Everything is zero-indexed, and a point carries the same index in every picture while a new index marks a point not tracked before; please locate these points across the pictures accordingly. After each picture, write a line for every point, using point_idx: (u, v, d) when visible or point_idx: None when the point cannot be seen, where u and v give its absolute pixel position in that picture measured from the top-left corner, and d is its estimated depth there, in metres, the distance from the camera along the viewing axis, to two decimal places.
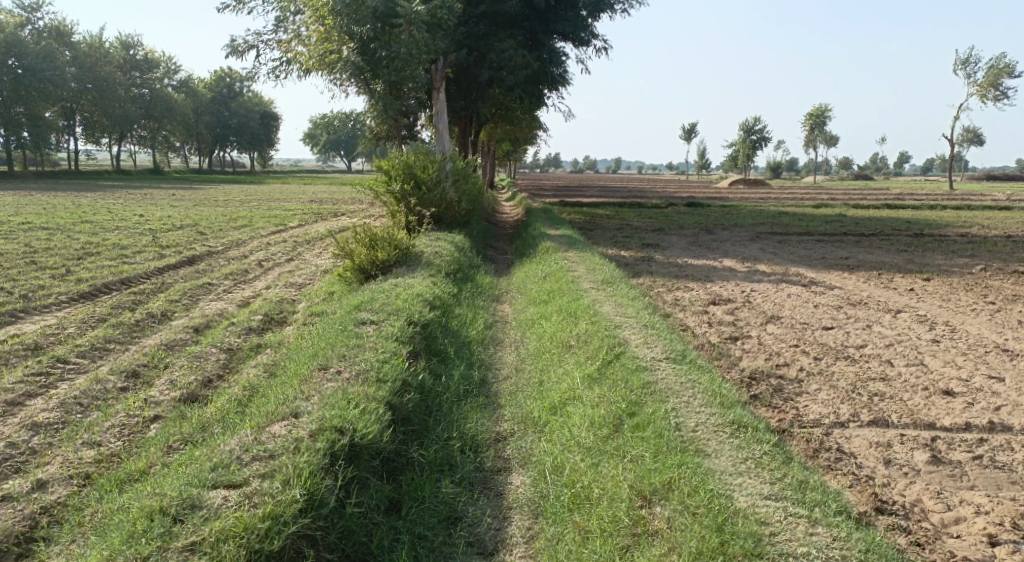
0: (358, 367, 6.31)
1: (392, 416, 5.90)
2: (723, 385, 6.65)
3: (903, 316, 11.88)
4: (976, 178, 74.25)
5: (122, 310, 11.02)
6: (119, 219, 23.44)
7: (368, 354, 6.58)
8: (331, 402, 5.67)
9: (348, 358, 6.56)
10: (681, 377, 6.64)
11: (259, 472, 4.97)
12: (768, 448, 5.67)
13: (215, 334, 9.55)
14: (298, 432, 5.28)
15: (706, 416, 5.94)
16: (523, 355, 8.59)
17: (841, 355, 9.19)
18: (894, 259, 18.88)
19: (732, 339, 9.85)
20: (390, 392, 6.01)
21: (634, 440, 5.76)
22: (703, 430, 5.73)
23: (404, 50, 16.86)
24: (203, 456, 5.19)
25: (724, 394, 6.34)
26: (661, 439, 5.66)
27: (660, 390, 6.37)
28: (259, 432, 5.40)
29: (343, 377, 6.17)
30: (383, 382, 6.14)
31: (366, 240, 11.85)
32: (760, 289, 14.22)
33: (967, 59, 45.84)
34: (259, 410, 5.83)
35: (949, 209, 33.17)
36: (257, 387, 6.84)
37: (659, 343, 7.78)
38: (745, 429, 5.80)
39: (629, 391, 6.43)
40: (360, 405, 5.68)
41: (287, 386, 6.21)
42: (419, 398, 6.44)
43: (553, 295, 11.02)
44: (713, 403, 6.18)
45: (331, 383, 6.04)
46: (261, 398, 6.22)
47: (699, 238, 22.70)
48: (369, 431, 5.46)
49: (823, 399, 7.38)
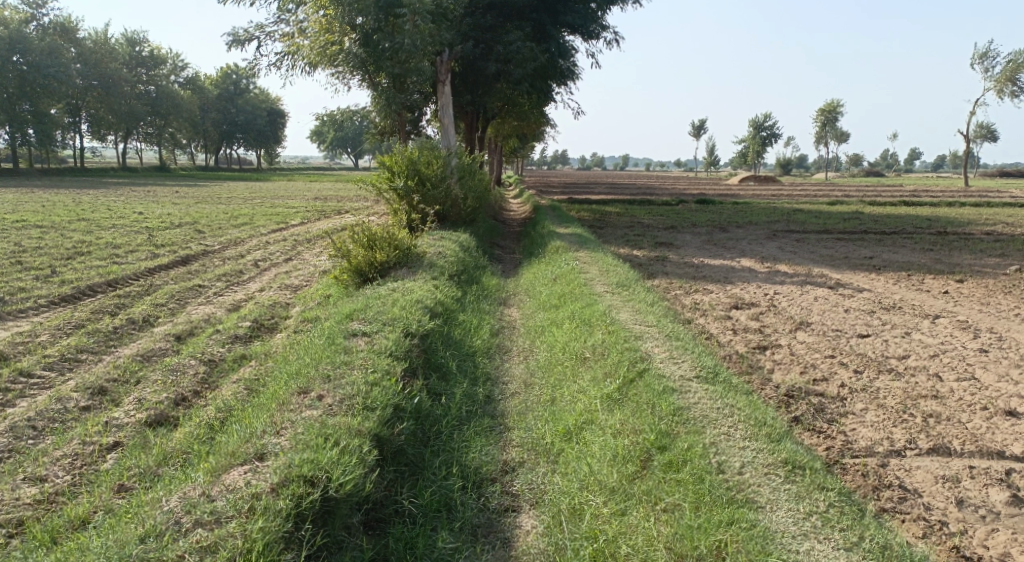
0: (343, 391, 5.50)
1: (378, 453, 5.12)
2: (765, 409, 5.82)
3: (941, 322, 11.02)
4: (992, 174, 72.83)
5: (103, 316, 10.25)
6: (117, 217, 22.73)
7: (356, 374, 5.76)
8: (305, 440, 4.89)
9: (334, 380, 5.74)
10: (716, 401, 5.80)
11: (197, 546, 4.20)
12: (830, 495, 4.86)
13: (198, 344, 8.74)
14: (257, 487, 4.51)
15: (753, 452, 5.13)
16: (532, 368, 7.77)
17: (884, 368, 8.35)
18: (921, 259, 18.00)
19: (760, 349, 9.02)
20: (379, 423, 5.23)
21: (670, 485, 4.97)
22: (752, 472, 4.92)
23: (407, 40, 15.99)
24: (139, 516, 4.43)
25: (769, 424, 5.52)
26: (702, 485, 4.87)
27: (694, 418, 5.53)
28: (212, 483, 4.63)
29: (326, 403, 5.37)
30: (370, 410, 5.34)
31: (364, 240, 11.02)
32: (784, 291, 13.39)
33: (984, 54, 44.80)
34: (225, 445, 5.04)
35: (969, 206, 32.16)
36: (233, 408, 6.04)
37: (688, 357, 6.91)
38: (800, 471, 4.97)
39: (657, 418, 5.61)
40: (340, 443, 4.91)
41: (261, 413, 5.42)
42: (413, 426, 5.66)
43: (565, 300, 10.19)
44: (758, 435, 5.33)
45: (309, 413, 5.24)
46: (236, 424, 5.43)
47: (713, 236, 21.86)
48: (346, 480, 4.69)
49: (873, 423, 6.55)
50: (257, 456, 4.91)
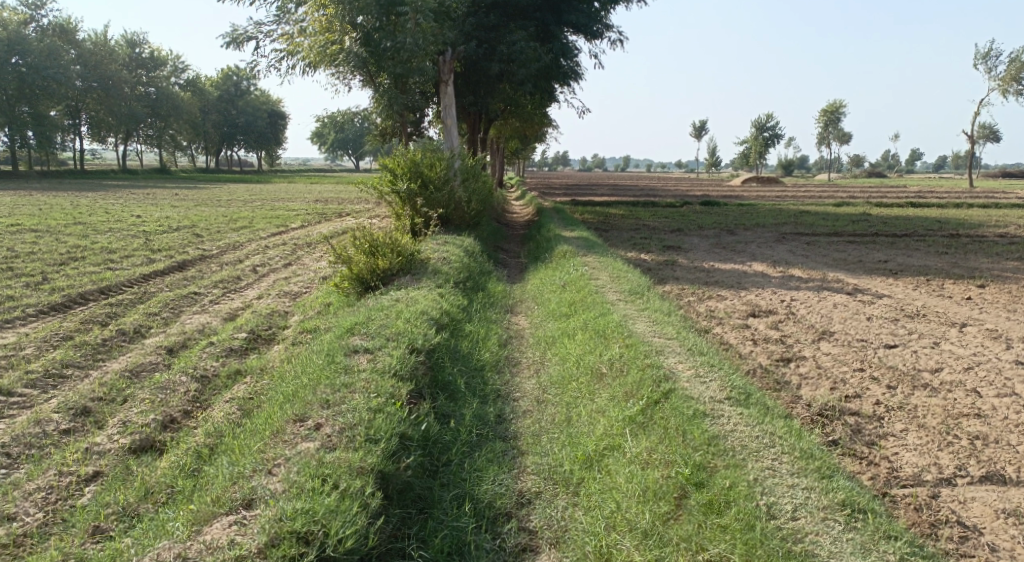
0: (343, 420, 5.04)
1: (382, 492, 4.70)
2: (807, 438, 5.41)
3: (970, 331, 10.52)
4: (996, 175, 72.18)
5: (93, 326, 9.77)
6: (114, 220, 22.29)
7: (357, 399, 5.29)
8: (300, 483, 4.47)
9: (333, 406, 5.26)
10: (752, 429, 5.38)
11: None
12: (896, 545, 4.51)
13: (190, 358, 8.26)
14: (243, 547, 4.11)
15: (804, 493, 4.76)
16: (544, 383, 7.27)
17: (918, 384, 7.85)
18: (937, 263, 17.49)
19: (784, 362, 8.51)
20: (383, 458, 4.81)
21: (713, 532, 4.61)
22: (808, 518, 4.56)
23: (409, 40, 15.52)
24: None
25: (815, 457, 5.13)
26: (751, 532, 4.53)
27: (734, 450, 5.14)
28: (191, 539, 4.23)
29: (324, 435, 4.92)
30: (374, 443, 4.91)
31: (365, 246, 10.54)
32: (801, 297, 12.88)
33: (988, 53, 44.29)
34: (210, 489, 4.61)
35: (977, 207, 31.65)
36: (225, 432, 5.58)
37: (716, 375, 6.42)
38: (860, 518, 4.60)
39: (691, 449, 5.22)
40: (339, 486, 4.49)
41: (253, 446, 4.97)
42: (420, 457, 5.21)
43: (577, 309, 9.70)
44: (806, 472, 4.95)
45: (305, 447, 4.80)
46: (225, 456, 4.98)
47: (722, 239, 21.37)
48: (347, 533, 4.28)
49: (916, 446, 6.06)
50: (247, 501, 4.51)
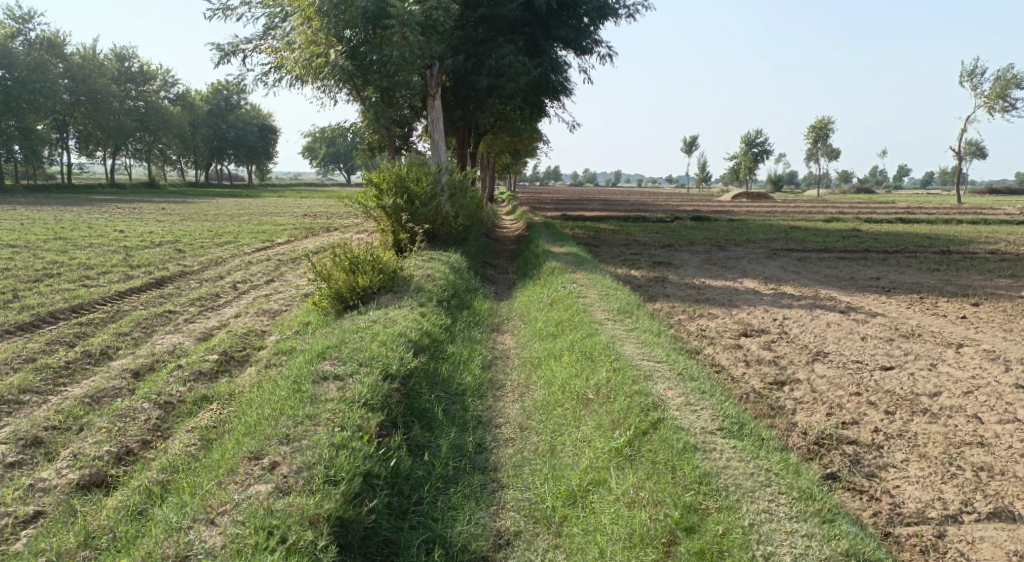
0: (301, 459, 4.81)
1: (338, 543, 4.47)
2: (806, 474, 5.09)
3: (967, 351, 10.22)
4: (983, 191, 72.52)
5: (58, 348, 9.34)
6: (95, 235, 21.83)
7: (321, 434, 5.02)
8: (243, 539, 4.25)
9: (293, 442, 4.99)
10: (747, 465, 5.04)
11: None
12: None
13: (155, 382, 7.85)
14: None
15: (804, 541, 4.44)
16: (528, 409, 6.90)
17: (917, 409, 7.52)
18: (930, 280, 17.25)
19: (778, 386, 8.17)
20: (342, 503, 4.56)
21: None
22: None
23: (396, 53, 15.23)
24: None
25: (815, 498, 4.81)
26: None
27: (727, 491, 4.81)
28: None
29: (280, 478, 4.66)
30: (333, 485, 4.68)
31: (346, 263, 10.13)
32: (793, 315, 12.59)
33: (975, 70, 44.38)
34: (143, 541, 4.32)
35: (966, 223, 31.58)
36: (180, 467, 5.23)
37: (708, 402, 6.07)
38: None
39: (682, 488, 4.90)
40: (286, 541, 4.27)
41: (203, 487, 4.68)
42: (386, 498, 4.96)
43: (563, 328, 9.35)
44: (805, 516, 4.63)
45: (256, 490, 4.59)
46: (172, 498, 4.68)
47: (713, 255, 21.09)
48: None
49: (918, 479, 5.73)
50: (183, 556, 4.26)
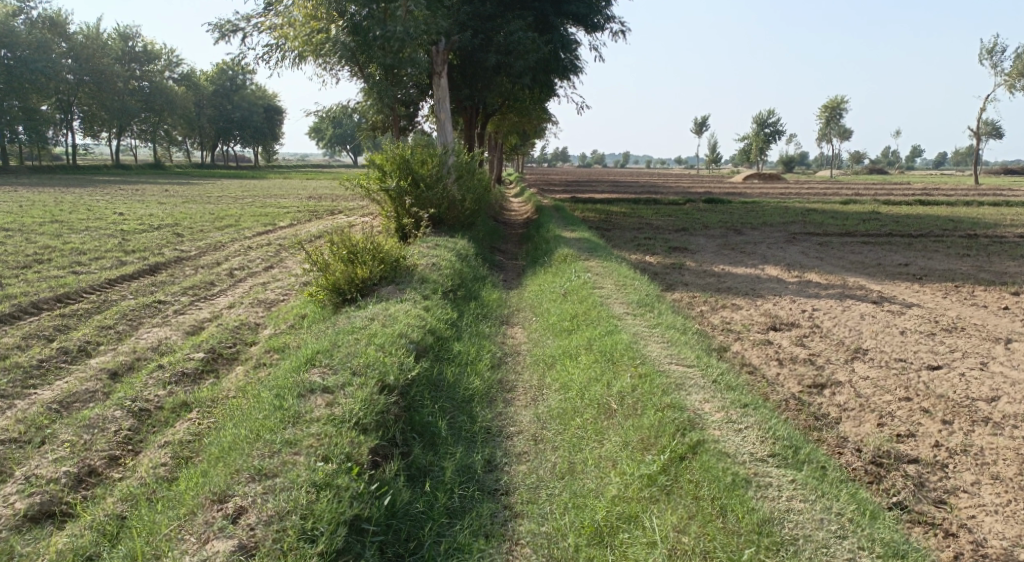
0: (275, 503, 4.36)
1: None
2: (879, 520, 4.55)
3: (1017, 347, 9.42)
4: (998, 172, 71.21)
5: (34, 344, 8.58)
6: (93, 218, 21.03)
7: (301, 473, 4.52)
8: None
9: (266, 479, 4.55)
10: (811, 508, 4.51)
11: None
12: None
13: (133, 386, 7.12)
14: None
15: None
16: (543, 417, 6.12)
17: (977, 419, 6.74)
18: (961, 267, 16.35)
19: (818, 389, 7.38)
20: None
21: None
22: None
23: (400, 28, 14.35)
24: None
25: (901, 555, 4.31)
26: None
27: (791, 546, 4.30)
28: None
29: (245, 529, 4.22)
30: (312, 539, 4.23)
31: (344, 252, 9.36)
32: (823, 306, 11.77)
33: (994, 48, 43.13)
34: None
35: (987, 206, 30.51)
36: (135, 510, 4.79)
37: (753, 416, 5.42)
38: None
39: (738, 539, 4.40)
40: None
41: (158, 535, 4.29)
42: (375, 545, 4.45)
43: (579, 324, 8.57)
44: None
45: (219, 547, 4.13)
46: (121, 549, 4.29)
47: (729, 239, 20.23)
48: None
49: (998, 508, 5.15)
50: None
